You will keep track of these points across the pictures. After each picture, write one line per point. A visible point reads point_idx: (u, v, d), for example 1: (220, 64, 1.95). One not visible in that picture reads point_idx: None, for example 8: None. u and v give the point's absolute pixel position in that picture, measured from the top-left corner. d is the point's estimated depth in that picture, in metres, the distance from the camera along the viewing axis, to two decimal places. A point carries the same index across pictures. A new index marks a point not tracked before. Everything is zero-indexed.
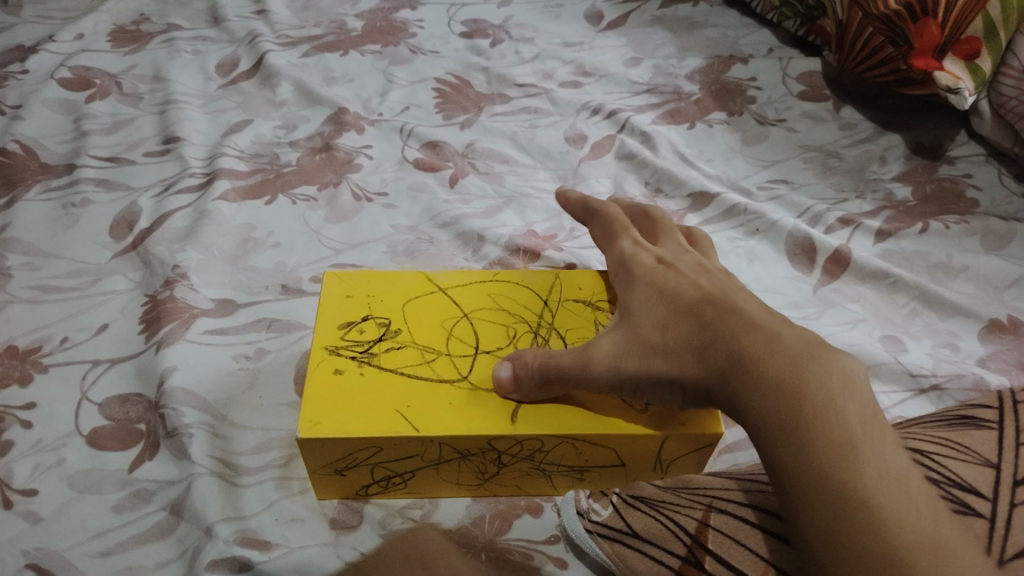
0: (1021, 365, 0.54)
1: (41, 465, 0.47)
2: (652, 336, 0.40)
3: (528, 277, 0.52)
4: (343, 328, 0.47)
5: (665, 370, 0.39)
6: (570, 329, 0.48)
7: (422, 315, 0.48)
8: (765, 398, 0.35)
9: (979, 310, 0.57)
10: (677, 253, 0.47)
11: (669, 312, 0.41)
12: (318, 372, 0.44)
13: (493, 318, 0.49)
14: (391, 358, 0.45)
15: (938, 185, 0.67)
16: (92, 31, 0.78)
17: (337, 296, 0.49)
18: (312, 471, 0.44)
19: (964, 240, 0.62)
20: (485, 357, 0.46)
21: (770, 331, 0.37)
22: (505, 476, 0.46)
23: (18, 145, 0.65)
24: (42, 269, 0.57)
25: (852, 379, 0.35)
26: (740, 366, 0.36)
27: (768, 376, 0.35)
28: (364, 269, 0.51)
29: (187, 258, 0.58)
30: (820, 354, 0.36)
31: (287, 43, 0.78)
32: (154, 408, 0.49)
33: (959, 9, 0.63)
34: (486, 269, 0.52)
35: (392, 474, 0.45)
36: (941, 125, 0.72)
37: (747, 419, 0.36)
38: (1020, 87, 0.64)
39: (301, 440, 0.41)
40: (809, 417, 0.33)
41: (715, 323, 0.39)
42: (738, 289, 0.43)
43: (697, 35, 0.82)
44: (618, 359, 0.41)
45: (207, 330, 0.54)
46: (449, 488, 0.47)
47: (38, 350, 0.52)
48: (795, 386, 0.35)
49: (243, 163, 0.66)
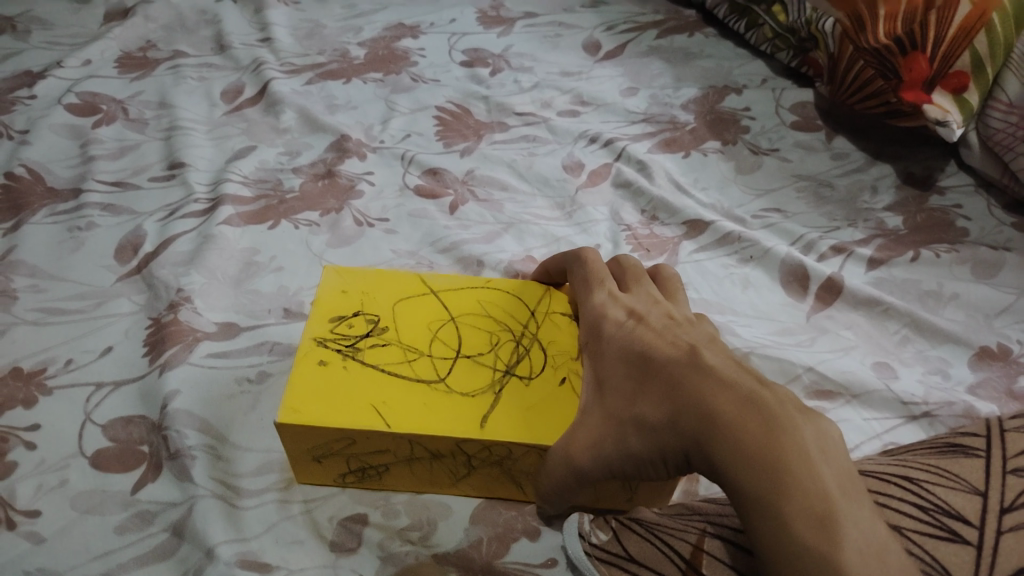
0: (1010, 392, 0.55)
1: (44, 486, 0.47)
2: (626, 416, 0.41)
3: (522, 285, 0.54)
4: (334, 320, 0.49)
5: (640, 448, 0.39)
6: (552, 342, 0.50)
7: (411, 315, 0.50)
8: (740, 468, 0.34)
9: (969, 338, 0.58)
10: (652, 307, 0.47)
11: (642, 385, 0.41)
12: (304, 362, 0.46)
13: (478, 323, 0.50)
14: (374, 354, 0.47)
15: (929, 215, 0.68)
16: (99, 57, 0.79)
17: (334, 290, 0.51)
18: (292, 456, 0.46)
19: (954, 268, 0.63)
20: (465, 360, 0.47)
21: (745, 391, 0.37)
22: (476, 478, 0.47)
23: (25, 170, 0.66)
24: (47, 292, 0.58)
25: (828, 443, 0.34)
26: (711, 430, 0.36)
27: (742, 441, 0.34)
28: (362, 267, 0.53)
29: (191, 282, 0.59)
30: (795, 413, 0.35)
31: (291, 71, 0.80)
32: (157, 429, 0.50)
33: (947, 42, 0.65)
34: (481, 275, 0.54)
35: (367, 466, 0.47)
36: (931, 155, 0.73)
37: (725, 487, 0.35)
38: (1008, 119, 0.66)
39: (279, 425, 0.42)
40: (787, 483, 0.32)
41: (685, 389, 0.38)
42: (711, 346, 0.43)
43: (692, 66, 0.83)
44: (595, 442, 0.41)
45: (210, 353, 0.55)
46: (424, 483, 0.48)
47: (42, 372, 0.53)
48: (771, 450, 0.33)
49: (247, 189, 0.67)
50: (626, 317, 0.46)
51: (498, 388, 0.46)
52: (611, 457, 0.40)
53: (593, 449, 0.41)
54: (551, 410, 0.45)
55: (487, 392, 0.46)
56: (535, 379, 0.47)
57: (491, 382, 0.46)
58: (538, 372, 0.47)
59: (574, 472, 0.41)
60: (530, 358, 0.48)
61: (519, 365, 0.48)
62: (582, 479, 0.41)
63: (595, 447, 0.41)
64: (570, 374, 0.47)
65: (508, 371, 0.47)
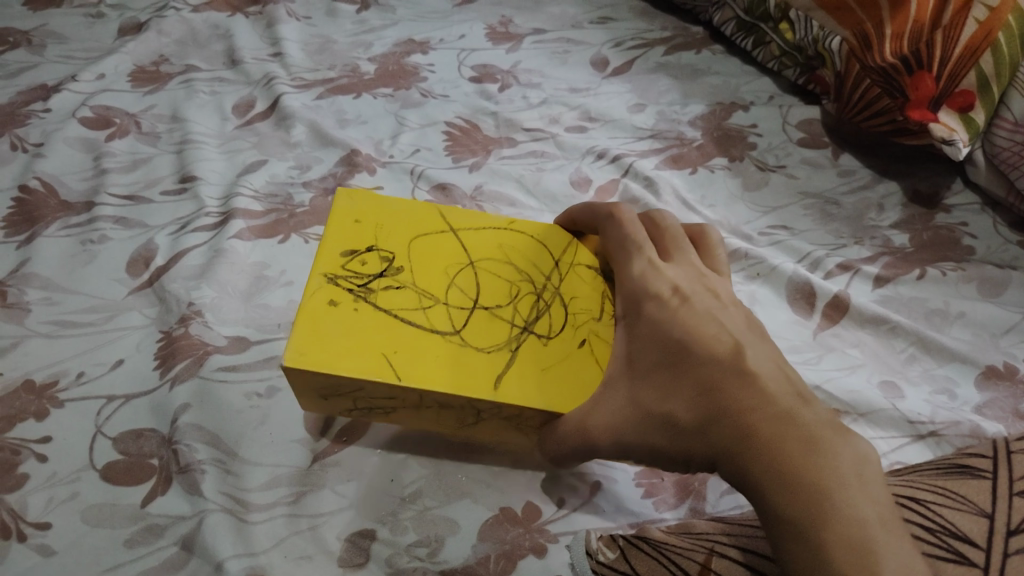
0: (1017, 413, 0.56)
1: (55, 499, 0.48)
2: (657, 409, 0.42)
3: (545, 234, 0.55)
4: (346, 257, 0.50)
5: (664, 441, 0.41)
6: (575, 297, 0.51)
7: (427, 256, 0.51)
8: (773, 486, 0.35)
9: (976, 357, 0.59)
10: (694, 287, 0.48)
11: (678, 381, 0.42)
12: (315, 299, 0.47)
13: (497, 271, 0.51)
14: (388, 297, 0.48)
15: (935, 233, 0.69)
16: (113, 71, 0.79)
17: (347, 220, 0.52)
18: (300, 392, 0.47)
19: (961, 286, 0.64)
20: (482, 311, 0.49)
21: (786, 411, 0.38)
22: (483, 425, 0.49)
23: (39, 183, 0.67)
24: (60, 304, 0.59)
25: (866, 465, 0.35)
26: (748, 445, 0.37)
27: (779, 461, 0.36)
28: (378, 196, 0.54)
29: (202, 296, 0.59)
30: (834, 436, 0.36)
31: (302, 85, 0.80)
32: (167, 444, 0.51)
33: (953, 62, 0.66)
34: (502, 216, 0.55)
35: (374, 407, 0.48)
36: (937, 173, 0.73)
37: (758, 502, 0.36)
38: (1013, 138, 0.66)
39: (286, 367, 0.44)
40: (825, 509, 0.33)
41: (725, 397, 0.40)
42: (753, 343, 0.43)
43: (700, 82, 0.84)
44: (618, 425, 0.42)
45: (221, 366, 0.55)
46: (431, 424, 0.50)
47: (54, 384, 0.54)
48: (808, 473, 0.35)
49: (257, 203, 0.68)
50: (669, 294, 0.47)
51: (516, 346, 0.47)
52: (631, 441, 0.42)
53: (615, 432, 0.42)
54: (568, 371, 0.46)
55: (504, 349, 0.47)
56: (554, 339, 0.48)
57: (509, 338, 0.47)
58: (558, 332, 0.48)
59: (589, 446, 0.43)
60: (551, 316, 0.50)
61: (538, 323, 0.49)
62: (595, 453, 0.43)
63: (618, 430, 0.42)
64: (591, 336, 0.49)
65: (527, 328, 0.48)
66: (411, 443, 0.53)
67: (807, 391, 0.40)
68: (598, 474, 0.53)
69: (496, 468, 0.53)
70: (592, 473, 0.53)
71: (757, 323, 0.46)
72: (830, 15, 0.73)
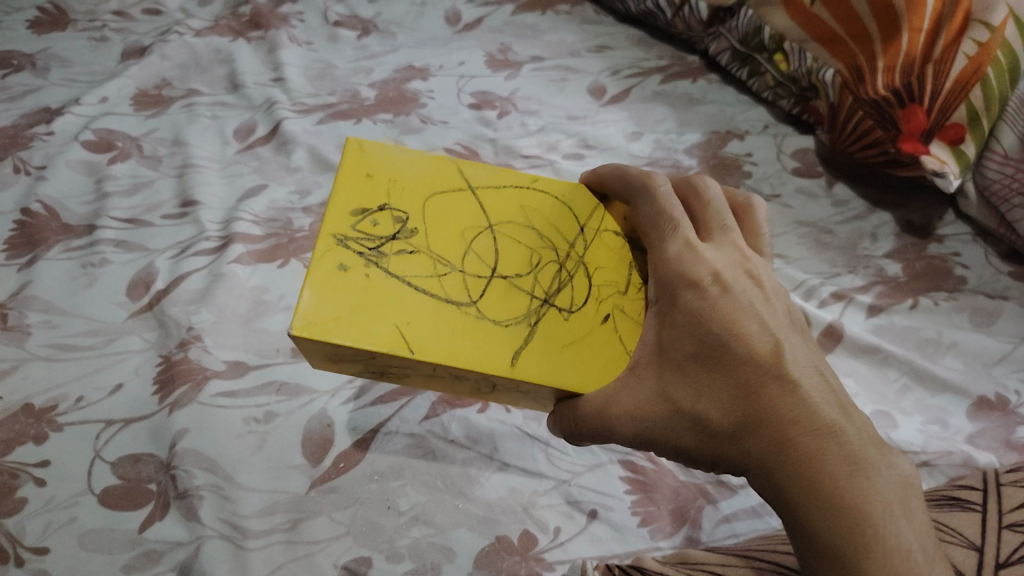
0: (1008, 443, 0.58)
1: (54, 523, 0.49)
2: (689, 404, 0.44)
3: (569, 195, 0.55)
4: (357, 217, 0.50)
5: (691, 439, 0.44)
6: (598, 268, 0.52)
7: (443, 220, 0.51)
8: (816, 505, 0.39)
9: (969, 388, 0.61)
10: (733, 272, 0.48)
11: (715, 380, 0.44)
12: (325, 261, 0.47)
13: (516, 237, 0.52)
14: (403, 264, 0.48)
15: (928, 262, 0.70)
16: (116, 94, 0.79)
17: (358, 174, 0.52)
18: (312, 354, 0.49)
19: (953, 316, 0.65)
20: (500, 281, 0.50)
21: (829, 427, 0.42)
22: (497, 392, 0.51)
23: (41, 206, 0.67)
24: (60, 328, 0.59)
25: (899, 485, 0.41)
26: (791, 458, 0.41)
27: (825, 480, 0.40)
28: (392, 149, 0.54)
29: (202, 320, 0.60)
30: (874, 455, 0.41)
31: (302, 111, 0.80)
32: (165, 468, 0.52)
33: (943, 95, 0.68)
34: (525, 175, 0.55)
35: (387, 371, 0.50)
36: (929, 203, 0.75)
37: (794, 513, 0.40)
38: (1004, 170, 0.68)
39: (292, 335, 0.44)
40: (869, 534, 0.38)
41: (767, 404, 0.43)
42: (789, 341, 0.46)
43: (696, 111, 0.85)
44: (640, 417, 0.44)
45: (219, 392, 0.56)
46: (443, 386, 0.52)
47: (53, 409, 0.54)
48: (851, 495, 0.39)
49: (258, 228, 0.68)
50: (708, 280, 0.47)
51: (534, 320, 0.48)
52: (657, 432, 0.44)
53: (638, 423, 0.44)
54: (588, 347, 0.48)
55: (521, 323, 0.48)
56: (575, 314, 0.49)
57: (528, 312, 0.48)
58: (578, 307, 0.50)
59: (609, 432, 0.44)
60: (572, 289, 0.50)
61: (559, 295, 0.50)
62: (611, 436, 0.44)
63: (639, 422, 0.44)
64: (613, 311, 0.50)
65: (547, 301, 0.49)
66: (408, 470, 0.54)
67: (841, 400, 0.44)
68: (594, 501, 0.53)
69: (492, 496, 0.53)
70: (588, 501, 0.53)
71: (790, 314, 0.49)
72: (824, 47, 0.74)
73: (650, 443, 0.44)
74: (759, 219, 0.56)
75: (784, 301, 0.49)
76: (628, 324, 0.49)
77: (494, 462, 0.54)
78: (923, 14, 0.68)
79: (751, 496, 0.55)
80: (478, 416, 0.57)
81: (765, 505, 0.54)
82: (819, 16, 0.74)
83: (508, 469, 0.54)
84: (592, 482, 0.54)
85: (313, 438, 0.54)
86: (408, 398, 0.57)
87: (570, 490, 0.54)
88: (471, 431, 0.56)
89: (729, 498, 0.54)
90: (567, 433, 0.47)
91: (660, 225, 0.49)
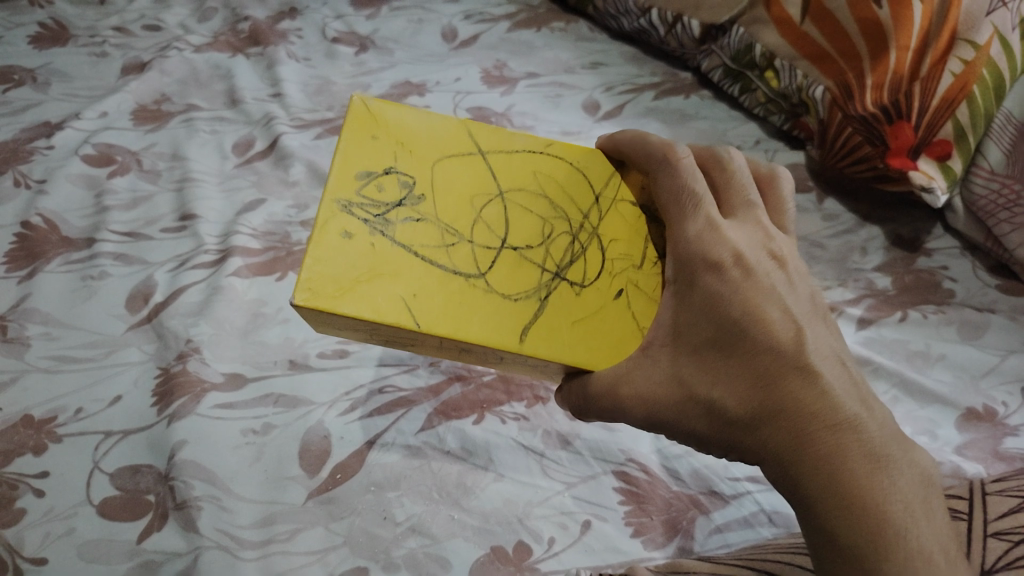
0: (996, 453, 0.59)
1: (52, 534, 0.50)
2: (704, 389, 0.44)
3: (581, 157, 0.54)
4: (361, 180, 0.50)
5: (704, 422, 0.44)
6: (612, 240, 0.52)
7: (451, 186, 0.51)
8: (833, 502, 0.40)
9: (956, 400, 0.62)
10: (756, 252, 0.47)
11: (733, 367, 0.44)
12: (327, 228, 0.47)
13: (527, 205, 0.52)
14: (410, 232, 0.49)
15: (916, 276, 0.71)
16: (116, 109, 0.80)
17: (363, 133, 0.51)
18: (316, 323, 0.49)
19: (942, 329, 0.67)
20: (509, 252, 0.50)
21: (851, 421, 0.42)
22: (504, 363, 0.52)
23: (41, 219, 0.68)
24: (60, 340, 0.60)
25: (920, 483, 0.41)
26: (809, 451, 0.41)
27: (844, 477, 0.40)
28: (398, 106, 0.53)
29: (200, 333, 0.60)
30: (896, 452, 0.41)
31: (300, 126, 0.81)
32: (164, 479, 0.52)
33: (930, 112, 0.69)
34: (539, 138, 0.54)
35: (394, 340, 0.51)
36: (918, 218, 0.76)
37: (812, 508, 0.41)
38: (990, 186, 0.69)
39: (294, 304, 0.45)
40: (889, 534, 0.38)
41: (786, 395, 0.43)
42: (812, 328, 0.46)
43: (688, 127, 0.86)
44: (651, 397, 0.45)
45: (217, 403, 0.56)
46: (451, 356, 0.53)
47: (53, 420, 0.55)
48: (871, 493, 0.40)
49: (256, 241, 0.69)
50: (730, 261, 0.46)
51: (544, 294, 0.49)
52: (668, 414, 0.45)
53: (649, 403, 0.45)
54: (600, 323, 0.48)
55: (531, 298, 0.48)
56: (587, 289, 0.49)
57: (538, 286, 0.49)
58: (591, 281, 0.50)
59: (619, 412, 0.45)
60: (584, 262, 0.50)
61: (571, 268, 0.50)
62: (620, 415, 0.45)
63: (650, 402, 0.45)
64: (627, 286, 0.50)
65: (558, 274, 0.50)
66: (404, 481, 0.54)
67: (863, 393, 0.44)
68: (588, 512, 0.54)
69: (488, 506, 0.53)
70: (583, 511, 0.54)
71: (815, 296, 0.48)
72: (814, 65, 0.75)
73: (663, 423, 0.45)
74: (785, 190, 0.53)
75: (807, 283, 0.49)
76: (642, 300, 0.50)
77: (489, 473, 0.55)
78: (911, 33, 0.68)
79: (744, 506, 0.55)
80: (474, 427, 0.57)
81: (757, 515, 0.55)
82: (810, 33, 0.75)
83: (504, 480, 0.55)
84: (587, 493, 0.55)
85: (310, 450, 0.55)
86: (404, 410, 0.58)
87: (565, 501, 0.54)
88: (466, 443, 0.56)
89: (722, 508, 0.55)
90: (576, 408, 0.48)
91: (684, 200, 0.48)
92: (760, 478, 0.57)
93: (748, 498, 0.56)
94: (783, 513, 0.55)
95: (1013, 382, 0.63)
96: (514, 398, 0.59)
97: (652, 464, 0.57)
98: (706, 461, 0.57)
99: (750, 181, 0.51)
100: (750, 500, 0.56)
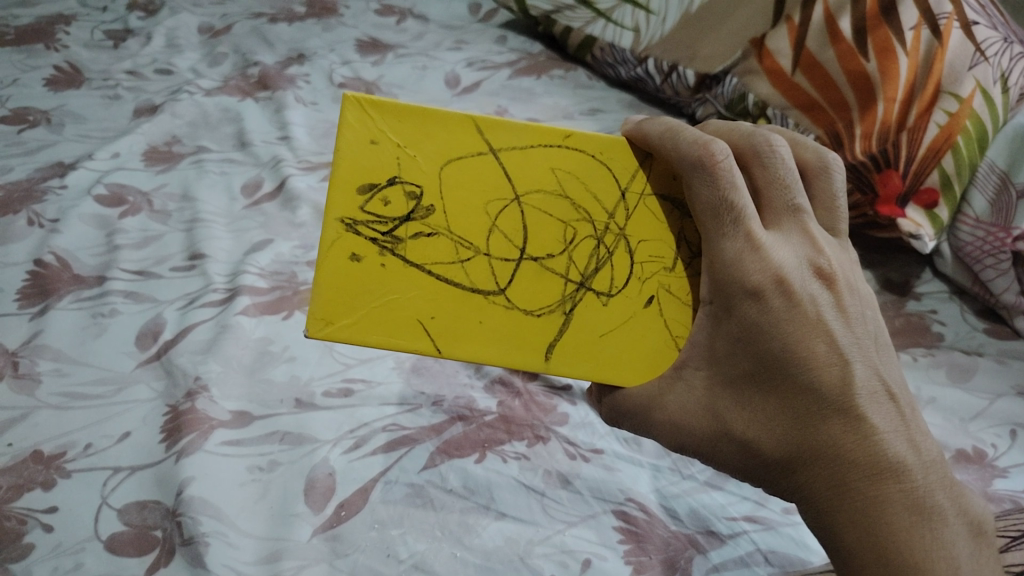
0: (985, 494, 0.58)
1: (60, 568, 0.50)
2: (739, 423, 0.47)
3: (606, 143, 0.53)
4: (366, 194, 0.50)
5: (734, 453, 0.48)
6: (641, 241, 0.53)
7: (464, 192, 0.51)
8: (868, 552, 0.42)
9: (948, 441, 0.63)
10: (801, 274, 0.47)
11: (769, 404, 0.46)
12: (337, 251, 0.50)
13: (546, 209, 0.52)
14: (425, 249, 0.51)
15: (906, 319, 0.74)
16: (127, 150, 0.82)
17: (362, 140, 0.50)
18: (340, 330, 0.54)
19: (931, 371, 0.69)
20: (530, 263, 0.52)
21: (894, 466, 0.44)
22: None
23: (53, 257, 0.69)
24: (70, 376, 0.61)
25: (965, 535, 0.42)
26: (845, 497, 0.44)
27: (881, 530, 0.42)
28: (397, 102, 0.50)
29: (208, 370, 0.62)
30: (940, 499, 0.43)
31: (308, 168, 0.83)
32: (171, 515, 0.53)
33: (917, 161, 0.71)
34: (556, 129, 0.52)
35: None
36: (905, 264, 0.79)
37: (845, 554, 0.43)
38: (976, 233, 0.72)
39: (312, 335, 0.50)
40: None
41: (824, 438, 0.45)
42: (861, 360, 0.46)
43: None
44: (681, 426, 0.49)
45: (224, 441, 0.58)
46: None
47: (62, 455, 0.56)
48: (909, 550, 0.41)
49: (263, 281, 0.71)
50: (773, 286, 0.46)
51: (567, 307, 0.52)
52: (699, 441, 0.49)
53: (680, 429, 0.49)
54: (622, 334, 0.53)
55: (554, 312, 0.52)
56: (613, 300, 0.53)
57: (561, 298, 0.52)
58: (617, 289, 0.53)
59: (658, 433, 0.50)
60: (611, 268, 0.53)
61: (596, 277, 0.52)
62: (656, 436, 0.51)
63: (683, 429, 0.49)
64: (658, 292, 0.53)
65: (582, 284, 0.52)
66: (406, 519, 0.55)
67: (912, 432, 0.45)
68: (589, 551, 0.54)
69: (489, 544, 0.54)
70: (583, 550, 0.54)
71: (863, 317, 0.49)
72: (805, 114, 0.78)
73: (699, 447, 0.49)
74: (838, 184, 0.53)
75: (858, 300, 0.49)
76: (673, 305, 0.53)
77: (491, 512, 0.56)
78: (898, 86, 0.72)
79: (741, 545, 0.56)
80: (475, 466, 0.58)
81: (754, 555, 0.55)
82: (800, 84, 0.78)
83: (505, 518, 0.56)
84: (586, 533, 0.56)
85: (315, 486, 0.56)
86: (406, 448, 0.59)
87: (564, 539, 0.55)
88: (468, 481, 0.57)
89: (718, 548, 0.56)
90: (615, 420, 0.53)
91: (721, 221, 0.48)
92: (756, 519, 0.58)
93: (745, 538, 0.57)
94: (780, 554, 0.56)
95: (1002, 425, 0.64)
96: (515, 437, 0.61)
97: (650, 503, 0.58)
98: (702, 500, 0.59)
99: (796, 177, 0.50)
100: (747, 540, 0.56)
